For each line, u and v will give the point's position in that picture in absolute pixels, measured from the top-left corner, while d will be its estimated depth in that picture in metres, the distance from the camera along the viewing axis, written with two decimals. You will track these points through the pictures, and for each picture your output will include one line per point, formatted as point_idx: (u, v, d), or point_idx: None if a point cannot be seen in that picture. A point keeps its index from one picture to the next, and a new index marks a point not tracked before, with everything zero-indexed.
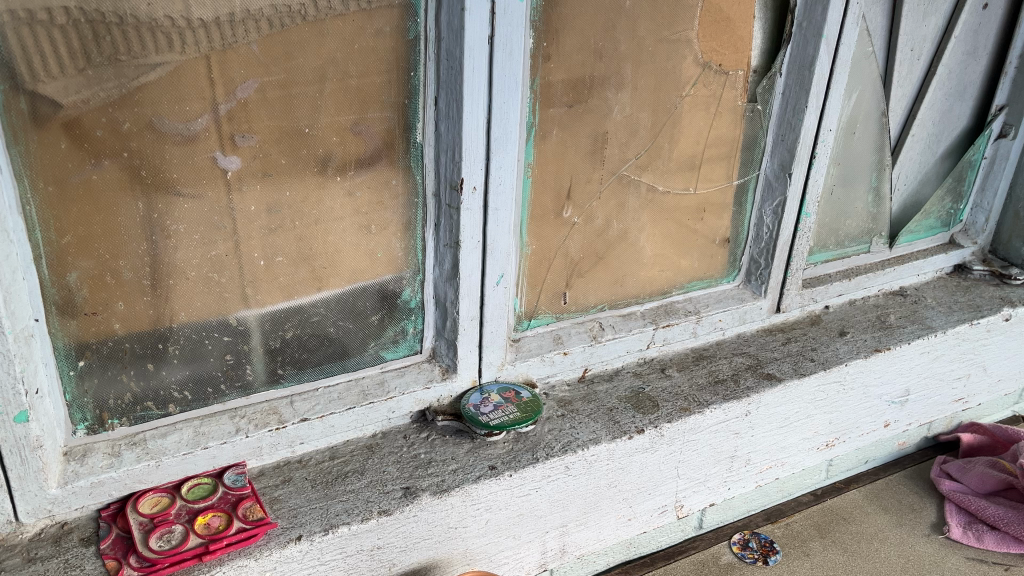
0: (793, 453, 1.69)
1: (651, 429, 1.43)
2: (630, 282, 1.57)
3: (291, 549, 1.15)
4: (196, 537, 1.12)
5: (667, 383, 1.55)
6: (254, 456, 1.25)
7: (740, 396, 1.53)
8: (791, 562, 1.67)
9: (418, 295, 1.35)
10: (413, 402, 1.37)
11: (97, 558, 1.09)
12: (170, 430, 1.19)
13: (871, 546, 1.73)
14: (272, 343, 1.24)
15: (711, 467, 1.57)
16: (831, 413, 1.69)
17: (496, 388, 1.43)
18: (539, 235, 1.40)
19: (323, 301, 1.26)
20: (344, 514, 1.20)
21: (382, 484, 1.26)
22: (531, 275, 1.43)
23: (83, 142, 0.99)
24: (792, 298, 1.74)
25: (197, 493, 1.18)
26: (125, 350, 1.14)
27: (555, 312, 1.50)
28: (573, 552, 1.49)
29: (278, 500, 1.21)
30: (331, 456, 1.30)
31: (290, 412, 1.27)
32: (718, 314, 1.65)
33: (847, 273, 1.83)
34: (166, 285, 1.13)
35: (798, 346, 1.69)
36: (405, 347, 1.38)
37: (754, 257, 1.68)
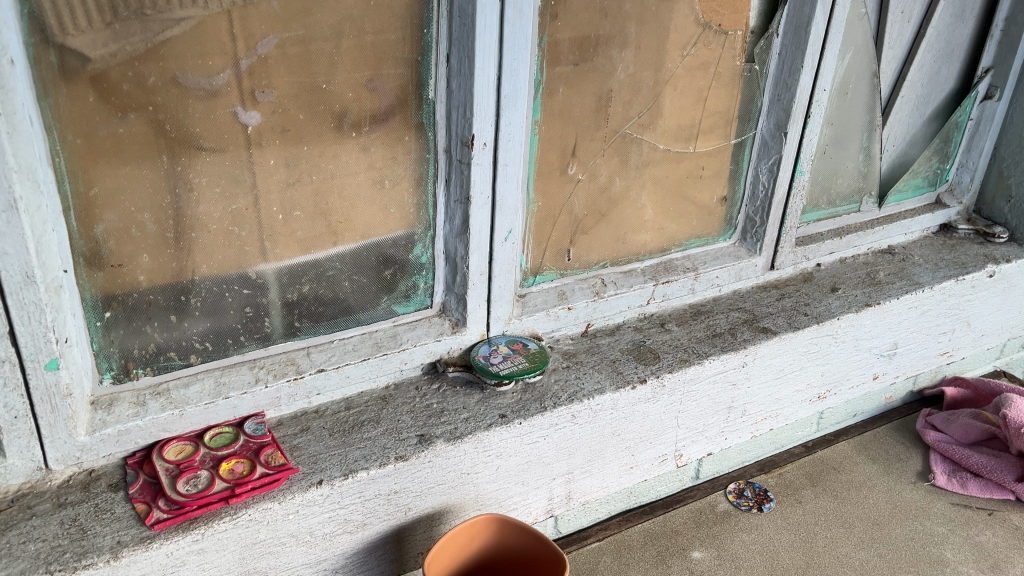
0: (786, 404, 1.75)
1: (653, 379, 1.48)
2: (631, 240, 1.62)
3: (313, 493, 1.20)
4: (222, 481, 1.17)
5: (667, 337, 1.60)
6: (273, 406, 1.30)
7: (737, 347, 1.58)
8: (784, 509, 1.74)
9: (428, 251, 1.38)
10: (424, 354, 1.41)
11: (126, 502, 1.14)
12: (192, 380, 1.23)
13: (860, 493, 1.80)
14: (289, 296, 1.28)
15: (710, 417, 1.63)
16: (823, 365, 1.75)
17: (505, 340, 1.47)
18: (545, 193, 1.44)
19: (338, 256, 1.29)
20: (363, 460, 1.25)
21: (398, 432, 1.31)
22: (537, 231, 1.47)
23: (110, 96, 1.02)
24: (786, 256, 1.80)
25: (219, 440, 1.24)
26: (149, 302, 1.17)
27: (559, 269, 1.54)
28: (578, 499, 1.54)
29: (298, 447, 1.26)
30: (347, 406, 1.35)
31: (307, 363, 1.31)
32: (715, 271, 1.70)
33: (838, 231, 1.89)
34: (188, 239, 1.16)
35: (792, 301, 1.75)
36: (416, 301, 1.41)
37: (750, 215, 1.73)
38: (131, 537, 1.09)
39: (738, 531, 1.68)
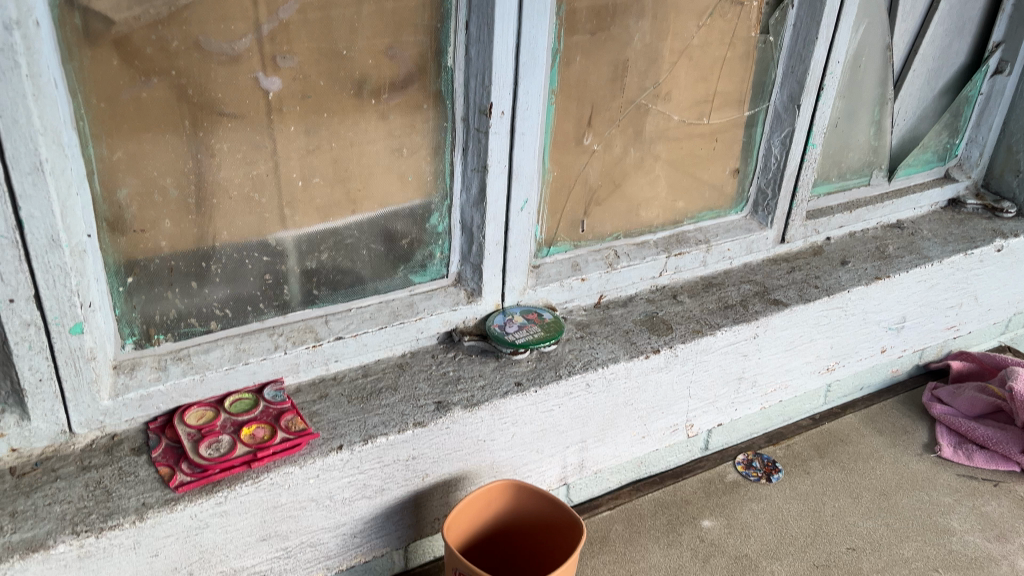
0: (796, 376, 1.76)
1: (666, 349, 1.49)
2: (644, 211, 1.62)
3: (333, 457, 1.21)
4: (243, 446, 1.18)
5: (679, 308, 1.61)
6: (292, 372, 1.31)
7: (749, 319, 1.59)
8: (792, 479, 1.76)
9: (445, 220, 1.39)
10: (440, 323, 1.42)
11: (150, 465, 1.16)
12: (212, 346, 1.24)
13: (867, 464, 1.82)
14: (307, 264, 1.29)
15: (721, 387, 1.64)
16: (833, 338, 1.76)
17: (519, 310, 1.48)
18: (561, 162, 1.44)
19: (356, 224, 1.30)
20: (381, 426, 1.26)
21: (416, 399, 1.32)
22: (552, 201, 1.47)
23: (134, 59, 1.02)
24: (796, 229, 1.81)
25: (239, 406, 1.25)
26: (171, 267, 1.17)
27: (573, 240, 1.55)
28: (591, 467, 1.55)
29: (317, 413, 1.27)
30: (364, 373, 1.36)
31: (325, 330, 1.32)
32: (727, 243, 1.71)
33: (848, 205, 1.90)
34: (209, 205, 1.16)
35: (802, 274, 1.76)
36: (432, 271, 1.42)
37: (762, 187, 1.73)
38: (156, 500, 1.11)
39: (747, 500, 1.70)
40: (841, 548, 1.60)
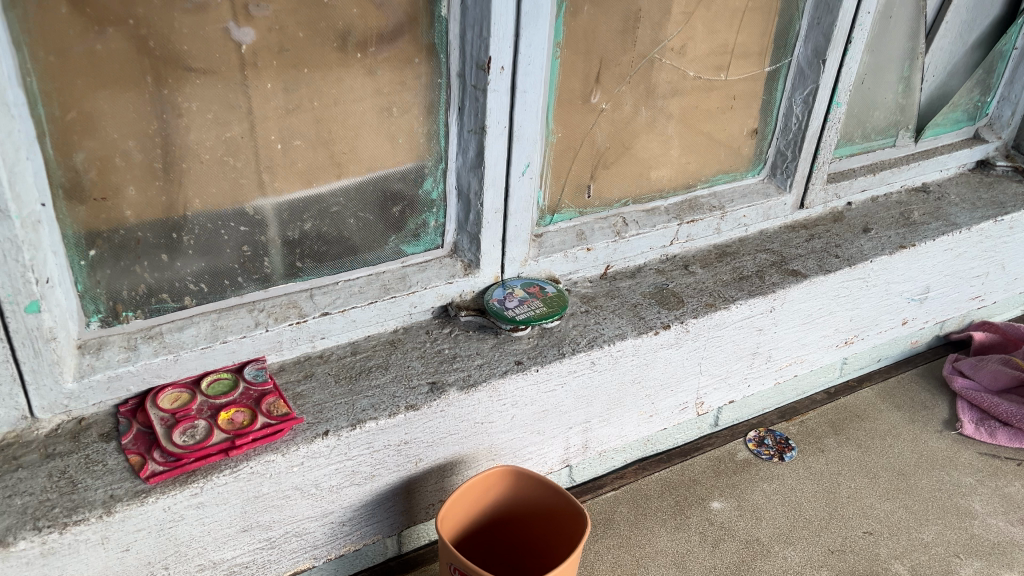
0: (813, 350, 1.67)
1: (677, 324, 1.40)
2: (655, 175, 1.51)
3: (318, 444, 1.12)
4: (221, 432, 1.10)
5: (691, 280, 1.51)
6: (274, 350, 1.22)
7: (766, 292, 1.49)
8: (806, 458, 1.68)
9: (439, 185, 1.28)
10: (435, 297, 1.32)
11: (119, 453, 1.07)
12: (187, 323, 1.14)
13: (885, 442, 1.74)
14: (289, 234, 1.18)
15: (734, 363, 1.55)
16: (852, 310, 1.66)
17: (520, 283, 1.37)
18: (566, 123, 1.33)
19: (342, 190, 1.19)
20: (371, 409, 1.17)
21: (408, 379, 1.23)
22: (557, 165, 1.36)
23: (85, 7, 0.90)
24: (817, 194, 1.69)
25: (218, 387, 1.16)
26: (138, 239, 1.07)
27: (578, 207, 1.44)
28: (595, 448, 1.47)
29: (302, 395, 1.18)
30: (353, 351, 1.27)
31: (310, 306, 1.22)
32: (743, 210, 1.60)
33: (871, 168, 1.78)
34: (179, 170, 1.06)
35: (822, 242, 1.65)
36: (426, 241, 1.32)
37: (781, 149, 1.62)
38: (125, 492, 1.02)
39: (759, 481, 1.62)
40: (857, 533, 1.52)
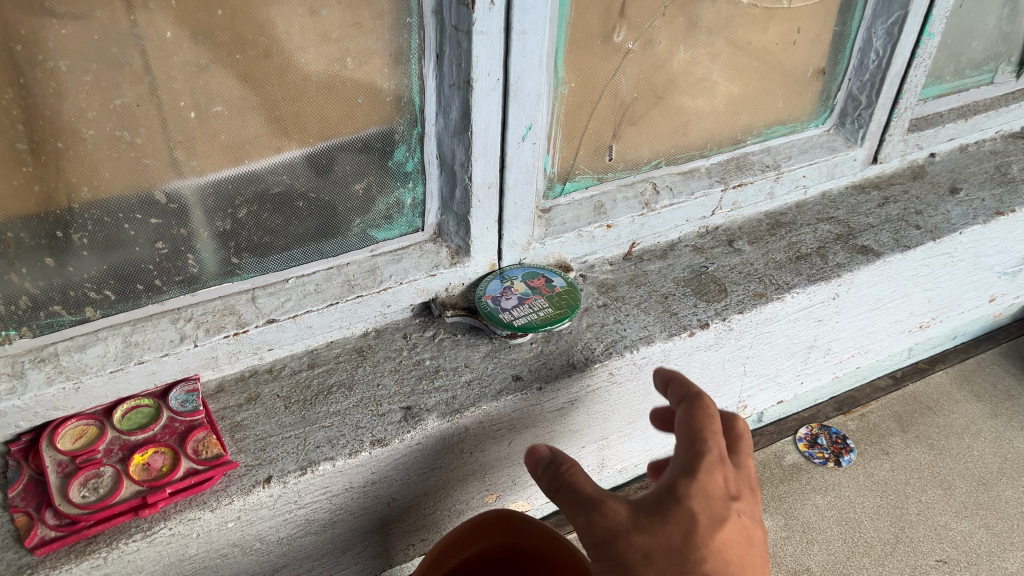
0: (880, 338, 1.39)
1: (717, 322, 1.12)
2: (695, 130, 1.21)
3: (258, 495, 0.89)
4: (132, 484, 0.86)
5: (736, 260, 1.23)
6: (210, 366, 0.98)
7: (829, 277, 1.20)
8: (867, 463, 1.44)
9: (416, 155, 1.00)
10: (414, 293, 1.06)
11: (4, 512, 0.84)
12: (91, 341, 0.90)
13: (961, 442, 1.47)
14: (220, 225, 0.92)
15: (785, 360, 1.28)
16: (931, 290, 1.37)
17: (521, 275, 1.10)
18: (580, 69, 1.02)
19: (285, 167, 0.92)
20: (327, 447, 0.93)
21: (377, 404, 0.98)
22: (568, 123, 1.07)
23: None
24: (893, 146, 1.38)
25: (134, 420, 0.92)
26: (8, 241, 0.81)
27: (596, 172, 1.15)
28: (614, 465, 1.23)
29: (241, 427, 0.95)
30: (310, 364, 1.03)
31: (252, 312, 0.97)
32: (803, 169, 1.30)
33: (962, 111, 1.45)
34: (53, 150, 0.78)
35: (898, 209, 1.35)
36: (401, 223, 1.05)
37: (854, 92, 1.29)
38: (6, 566, 0.80)
39: (809, 492, 1.39)
40: (929, 562, 1.28)
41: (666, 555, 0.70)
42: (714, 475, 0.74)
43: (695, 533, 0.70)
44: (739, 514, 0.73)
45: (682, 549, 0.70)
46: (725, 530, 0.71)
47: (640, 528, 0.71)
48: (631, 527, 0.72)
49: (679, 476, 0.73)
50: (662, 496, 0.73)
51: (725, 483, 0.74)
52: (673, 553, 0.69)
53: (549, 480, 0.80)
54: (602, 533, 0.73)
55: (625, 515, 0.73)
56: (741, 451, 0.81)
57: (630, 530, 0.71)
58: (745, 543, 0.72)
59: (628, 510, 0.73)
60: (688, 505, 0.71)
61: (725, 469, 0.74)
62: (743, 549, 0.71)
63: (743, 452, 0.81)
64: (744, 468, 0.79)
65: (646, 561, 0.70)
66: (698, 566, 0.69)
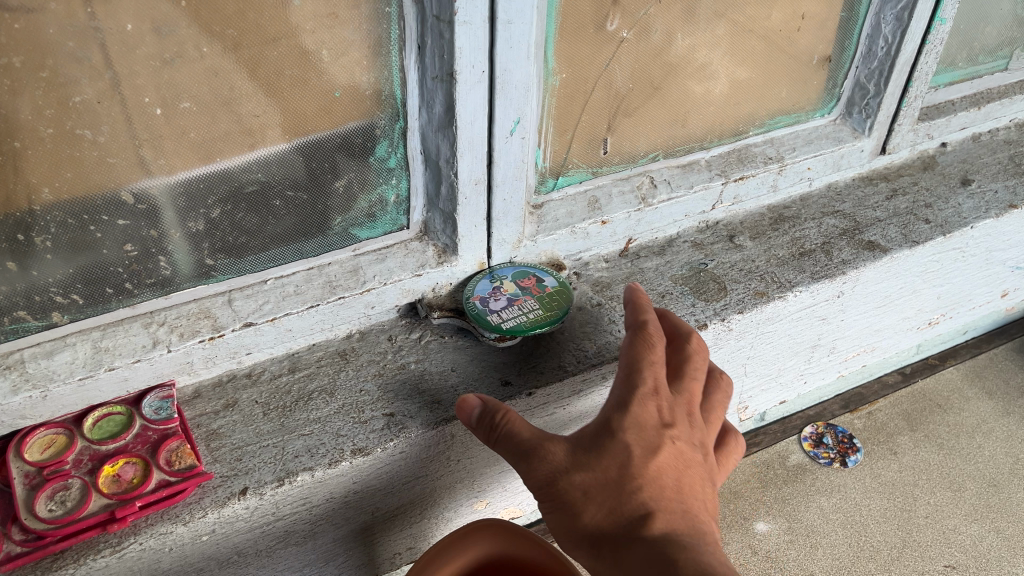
0: (887, 336, 1.35)
1: (717, 322, 1.08)
2: (694, 121, 1.15)
3: (233, 508, 0.85)
4: (101, 497, 0.82)
5: (737, 256, 1.19)
6: (185, 371, 0.94)
7: (834, 274, 1.16)
8: (874, 463, 1.40)
9: (399, 150, 0.96)
10: (399, 294, 1.02)
11: None
12: (59, 347, 0.86)
13: (971, 441, 1.43)
14: (192, 225, 0.88)
15: (788, 360, 1.24)
16: (941, 286, 1.32)
17: (511, 274, 1.06)
18: (572, 59, 0.97)
19: (260, 164, 0.88)
20: (305, 456, 0.89)
21: (359, 411, 0.95)
22: (560, 116, 1.02)
23: None
24: (903, 136, 1.33)
25: (105, 428, 0.88)
26: None
27: (591, 166, 1.10)
28: None
29: (218, 435, 0.91)
30: (291, 368, 0.99)
31: (228, 315, 0.93)
32: (807, 161, 1.25)
33: (975, 99, 1.39)
34: (10, 150, 0.74)
35: (907, 202, 1.30)
36: (384, 221, 1.00)
37: (861, 80, 1.24)
38: None
39: (814, 494, 1.35)
40: (937, 567, 1.24)
41: (605, 488, 0.75)
42: (647, 405, 0.79)
43: (631, 465, 0.75)
44: (675, 440, 0.78)
45: (619, 481, 0.75)
46: (660, 457, 0.76)
47: (578, 466, 0.76)
48: (570, 466, 0.76)
49: (613, 412, 0.78)
50: (599, 432, 0.77)
51: (658, 413, 0.79)
52: (610, 486, 0.75)
53: (485, 431, 0.81)
54: (543, 477, 0.77)
55: (564, 455, 0.77)
56: (683, 378, 0.85)
57: (569, 469, 0.76)
58: (682, 466, 0.78)
59: (568, 451, 0.77)
60: (622, 439, 0.76)
61: (660, 399, 0.79)
62: (679, 472, 0.77)
63: (688, 379, 0.85)
64: (687, 395, 0.83)
65: (585, 497, 0.75)
66: (636, 496, 0.74)
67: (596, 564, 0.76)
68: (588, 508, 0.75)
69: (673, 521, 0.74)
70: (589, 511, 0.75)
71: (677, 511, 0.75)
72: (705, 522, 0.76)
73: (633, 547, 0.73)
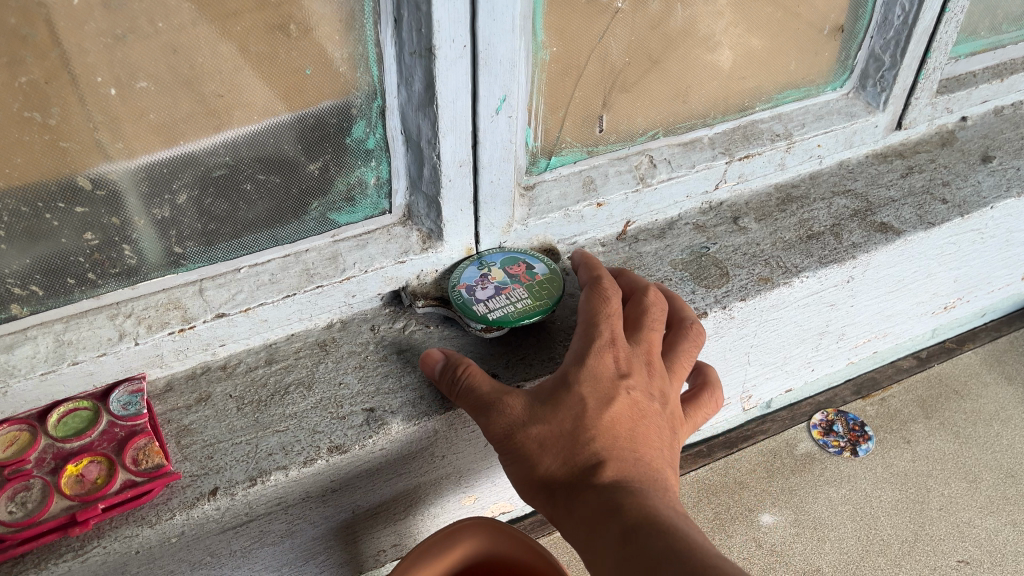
0: (900, 321, 1.29)
1: (718, 310, 1.02)
2: (697, 97, 1.08)
3: (203, 509, 0.81)
4: (62, 499, 0.77)
5: (741, 239, 1.13)
6: (156, 364, 0.91)
7: (843, 258, 1.09)
8: (886, 452, 1.34)
9: (378, 130, 0.90)
10: (381, 281, 0.98)
11: None
12: (19, 340, 0.82)
13: (989, 430, 1.37)
14: (158, 212, 0.83)
15: (794, 347, 1.19)
16: (958, 269, 1.26)
17: (500, 261, 1.01)
18: (563, 32, 0.91)
19: (228, 146, 0.82)
20: (279, 454, 0.85)
21: (338, 405, 0.90)
22: (551, 93, 0.96)
23: None
24: (920, 111, 1.25)
25: (70, 425, 0.84)
26: None
27: (586, 145, 1.04)
28: None
29: (189, 432, 0.87)
30: (267, 360, 0.95)
31: (199, 306, 0.89)
32: (817, 138, 1.19)
33: (999, 70, 1.31)
34: None
35: (923, 180, 1.23)
36: (365, 205, 0.95)
37: (876, 51, 1.16)
38: None
39: (822, 485, 1.30)
40: (950, 562, 1.19)
41: (561, 439, 0.78)
42: (604, 357, 0.82)
43: (585, 416, 0.78)
44: (631, 390, 0.81)
45: (574, 432, 0.78)
46: (615, 407, 0.79)
47: (535, 419, 0.79)
48: (528, 418, 0.79)
49: (572, 365, 0.81)
50: (556, 384, 0.81)
51: (615, 364, 0.82)
52: (566, 436, 0.78)
53: (447, 384, 0.85)
54: (501, 430, 0.80)
55: (521, 408, 0.79)
56: (643, 328, 0.87)
57: (526, 422, 0.79)
58: (638, 416, 0.80)
59: (526, 403, 0.80)
60: (578, 391, 0.79)
61: (616, 350, 0.83)
62: (634, 422, 0.80)
63: (648, 329, 0.87)
64: (646, 345, 0.86)
65: (542, 448, 0.78)
66: (589, 446, 0.77)
67: (552, 512, 0.79)
68: (545, 459, 0.78)
69: (627, 469, 0.77)
70: (545, 462, 0.78)
71: (630, 460, 0.78)
72: (659, 470, 0.79)
73: (586, 496, 0.76)
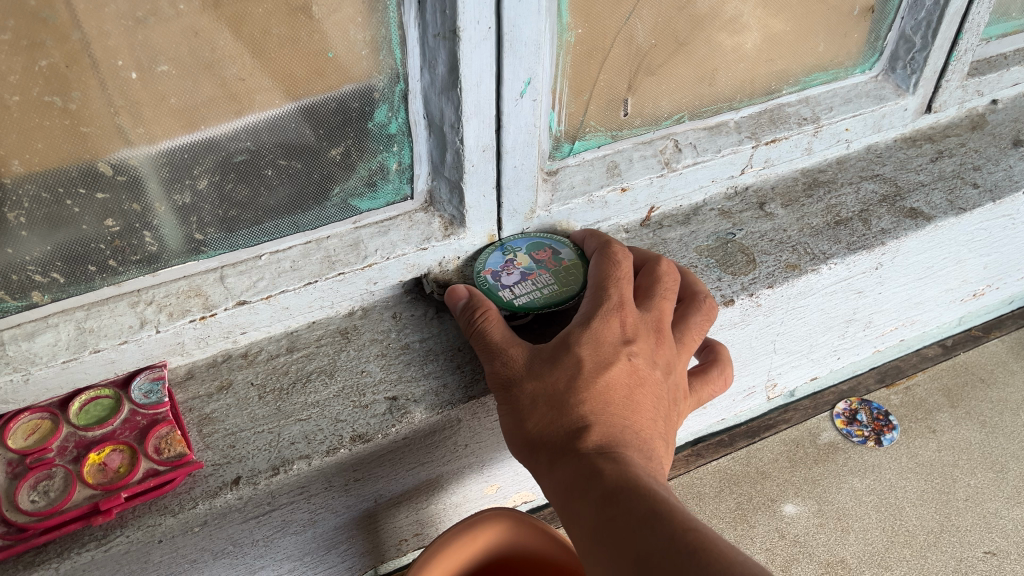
0: (927, 309, 1.27)
1: (744, 298, 1.00)
2: (722, 79, 1.06)
3: (225, 498, 0.80)
4: (85, 487, 0.77)
5: (767, 225, 1.11)
6: (177, 352, 0.90)
7: (872, 245, 1.07)
8: (911, 442, 1.32)
9: (400, 114, 0.89)
10: (402, 268, 0.97)
11: None
12: (41, 328, 0.81)
13: (1016, 419, 1.35)
14: (179, 198, 0.81)
15: (820, 335, 1.18)
16: (988, 256, 1.23)
17: (526, 247, 1.00)
18: (588, 12, 0.88)
19: (249, 131, 0.81)
20: (302, 443, 0.84)
21: (360, 393, 0.89)
22: (576, 75, 0.94)
23: None
24: (951, 94, 1.22)
25: (92, 413, 0.84)
26: None
27: (610, 129, 1.02)
28: None
29: (210, 420, 0.87)
30: (288, 348, 0.94)
31: (220, 293, 0.88)
32: (845, 121, 1.16)
33: None
34: None
35: (954, 164, 1.21)
36: (387, 191, 0.94)
37: (907, 33, 1.13)
38: None
39: (846, 475, 1.28)
40: (976, 554, 1.17)
41: (553, 397, 0.78)
42: (609, 321, 0.81)
43: (581, 377, 0.78)
44: (632, 356, 0.80)
45: (566, 392, 0.77)
46: (612, 371, 0.78)
47: (532, 375, 0.79)
48: (526, 373, 0.80)
49: (577, 326, 0.81)
50: (557, 344, 0.81)
51: (620, 329, 0.81)
52: (557, 395, 0.77)
53: (465, 321, 0.87)
54: (501, 380, 0.81)
55: (522, 362, 0.81)
56: (654, 297, 0.86)
57: (523, 377, 0.79)
58: (636, 383, 0.79)
59: (527, 358, 0.81)
60: (577, 352, 0.79)
61: (623, 315, 0.82)
62: (631, 388, 0.79)
63: (660, 299, 0.86)
64: (656, 314, 0.85)
65: (533, 405, 0.78)
66: (580, 407, 0.77)
67: (536, 469, 0.78)
68: (535, 415, 0.78)
69: (615, 432, 0.76)
70: (535, 419, 0.78)
71: (620, 425, 0.77)
72: (648, 439, 0.78)
73: (570, 455, 0.75)
